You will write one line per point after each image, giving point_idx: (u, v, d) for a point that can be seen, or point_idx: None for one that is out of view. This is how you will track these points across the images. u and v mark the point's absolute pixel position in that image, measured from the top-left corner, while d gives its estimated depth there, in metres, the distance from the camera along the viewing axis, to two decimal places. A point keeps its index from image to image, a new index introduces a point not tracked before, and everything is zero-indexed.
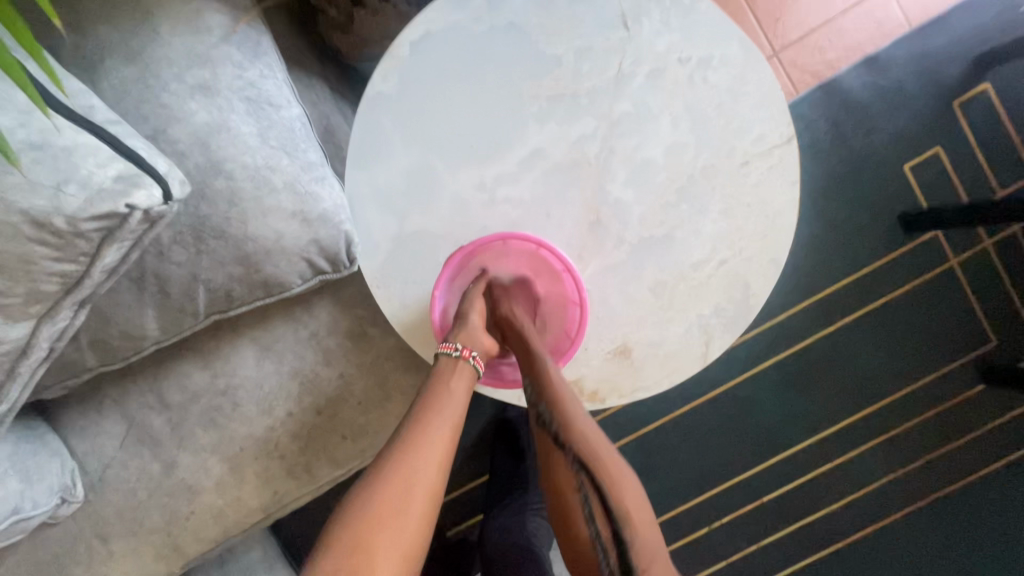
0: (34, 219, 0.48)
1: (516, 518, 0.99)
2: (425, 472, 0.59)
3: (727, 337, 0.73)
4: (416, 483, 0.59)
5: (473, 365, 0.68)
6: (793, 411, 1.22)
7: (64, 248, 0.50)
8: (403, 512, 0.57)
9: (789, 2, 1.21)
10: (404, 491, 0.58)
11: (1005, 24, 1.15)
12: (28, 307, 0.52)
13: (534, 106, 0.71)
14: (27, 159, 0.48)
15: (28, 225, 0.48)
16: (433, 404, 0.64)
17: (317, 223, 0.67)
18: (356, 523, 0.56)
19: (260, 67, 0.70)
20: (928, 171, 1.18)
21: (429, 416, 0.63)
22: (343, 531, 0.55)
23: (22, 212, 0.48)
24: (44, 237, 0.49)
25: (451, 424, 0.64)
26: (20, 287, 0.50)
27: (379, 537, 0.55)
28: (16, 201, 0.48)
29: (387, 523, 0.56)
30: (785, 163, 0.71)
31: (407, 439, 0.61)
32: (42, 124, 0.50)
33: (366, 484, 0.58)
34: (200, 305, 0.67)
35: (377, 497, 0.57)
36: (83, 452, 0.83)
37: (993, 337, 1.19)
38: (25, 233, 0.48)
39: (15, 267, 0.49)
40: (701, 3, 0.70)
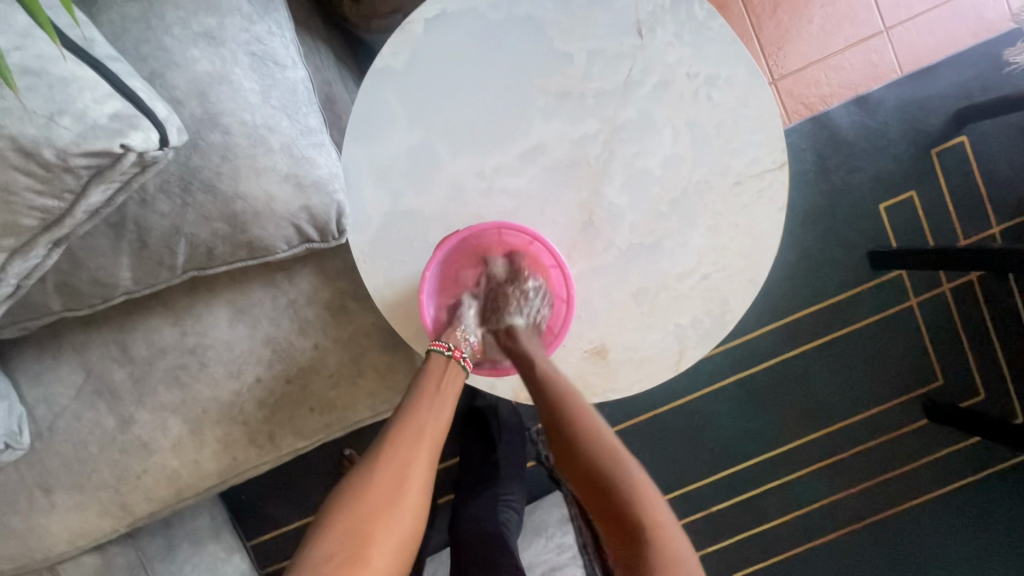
0: (22, 148, 0.46)
1: (489, 507, 1.01)
2: (417, 469, 0.64)
3: (701, 349, 0.75)
4: (409, 479, 0.63)
5: (462, 364, 0.72)
6: (749, 428, 1.27)
7: (48, 184, 0.48)
8: (397, 506, 0.62)
9: (792, 33, 1.25)
10: (396, 486, 0.62)
11: (987, 82, 1.21)
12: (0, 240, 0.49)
13: (541, 101, 0.72)
14: (22, 84, 0.46)
15: (16, 154, 0.46)
16: (421, 403, 0.68)
17: (310, 189, 0.65)
18: (355, 517, 0.60)
19: (269, 23, 0.68)
20: (901, 213, 1.24)
21: (416, 414, 0.67)
22: (340, 522, 0.60)
23: (11, 139, 0.46)
24: (30, 167, 0.47)
25: (439, 427, 0.68)
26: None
27: (374, 529, 0.60)
28: (5, 126, 0.46)
29: (381, 513, 0.61)
30: (775, 189, 0.73)
31: (396, 439, 0.65)
32: (39, 50, 0.47)
33: (359, 480, 0.63)
34: (179, 259, 0.65)
35: (371, 492, 0.62)
36: (33, 398, 0.80)
37: (941, 376, 1.26)
38: (11, 161, 0.46)
39: None
40: (715, 22, 0.71)
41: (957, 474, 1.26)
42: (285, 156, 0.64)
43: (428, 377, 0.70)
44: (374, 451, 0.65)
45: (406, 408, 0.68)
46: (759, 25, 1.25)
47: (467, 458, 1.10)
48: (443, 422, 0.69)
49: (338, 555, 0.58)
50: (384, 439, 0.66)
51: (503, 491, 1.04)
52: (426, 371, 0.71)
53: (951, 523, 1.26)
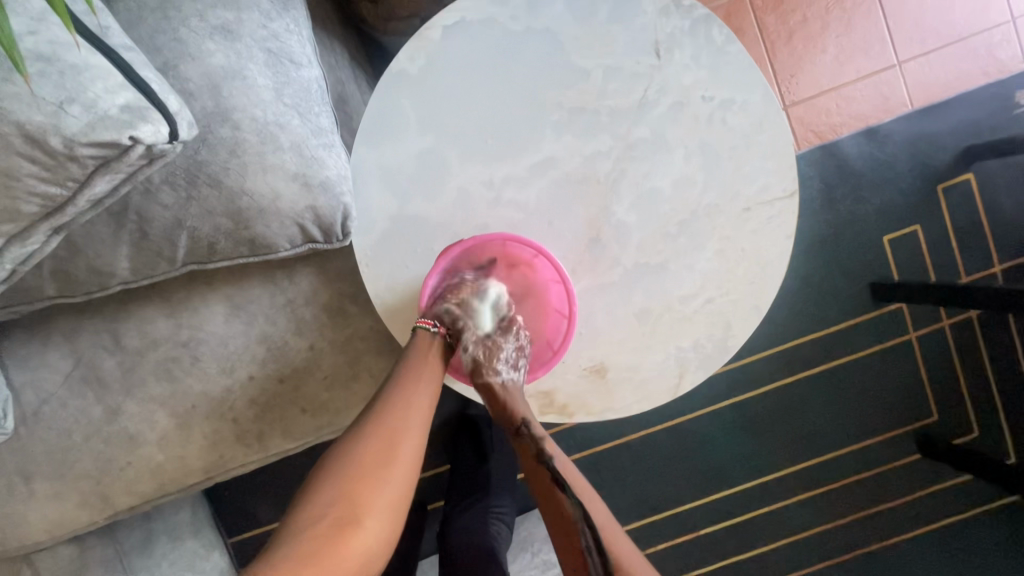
0: (28, 134, 0.45)
1: (481, 519, 0.99)
2: (407, 435, 0.65)
3: (701, 372, 0.74)
4: (398, 448, 0.64)
5: (448, 343, 0.72)
6: (742, 453, 1.26)
7: (53, 171, 0.47)
8: (387, 471, 0.62)
9: (806, 61, 1.25)
10: (385, 453, 0.63)
11: (996, 122, 1.22)
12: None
13: (555, 115, 0.71)
14: (32, 69, 0.45)
15: (19, 138, 0.45)
16: (413, 372, 0.69)
17: (317, 189, 0.64)
18: (346, 480, 0.61)
19: (287, 21, 0.68)
20: (904, 246, 1.24)
21: (409, 383, 0.68)
22: (329, 488, 0.60)
23: (16, 124, 0.45)
24: (34, 154, 0.46)
25: (430, 394, 0.69)
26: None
27: (364, 492, 0.61)
28: (12, 111, 0.45)
29: (370, 479, 0.61)
30: (784, 216, 0.73)
31: (386, 407, 0.66)
32: (52, 35, 0.46)
33: (351, 445, 0.63)
34: (179, 252, 0.64)
35: (362, 456, 0.62)
36: (20, 383, 0.79)
37: (935, 411, 1.26)
38: (15, 147, 0.45)
39: None
40: (733, 47, 0.71)
41: (947, 511, 1.26)
42: (294, 154, 0.63)
43: (418, 351, 0.70)
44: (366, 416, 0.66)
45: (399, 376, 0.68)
46: (774, 51, 1.25)
47: (457, 467, 1.08)
48: (433, 395, 0.69)
49: (328, 519, 0.58)
50: (374, 410, 0.66)
51: (494, 504, 1.03)
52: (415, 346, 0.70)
53: (939, 560, 1.25)
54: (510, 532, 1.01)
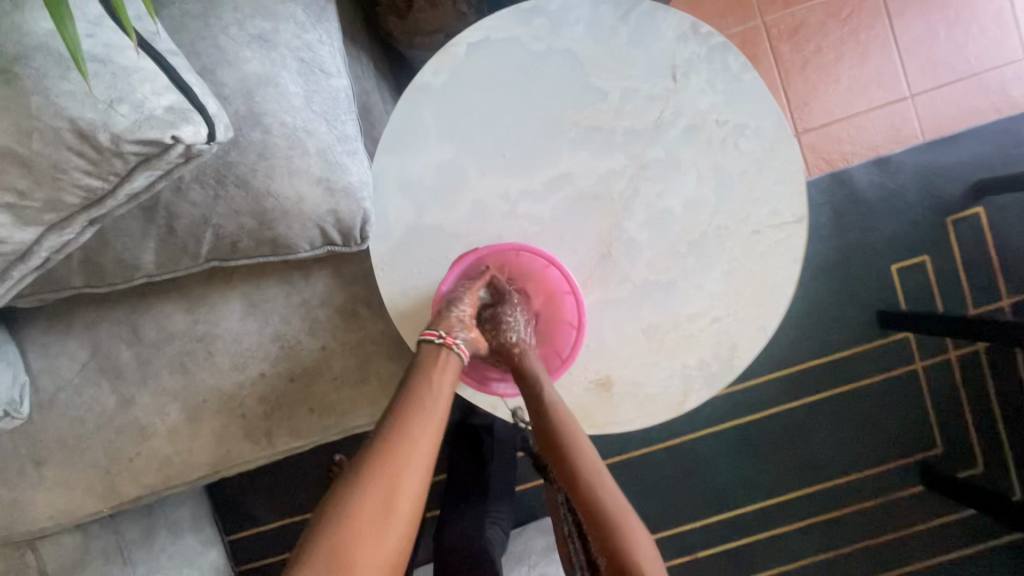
0: (78, 129, 0.47)
1: (476, 521, 1.00)
2: (407, 478, 0.63)
3: (705, 391, 0.75)
4: (398, 494, 0.62)
5: (457, 352, 0.70)
6: (743, 476, 1.25)
7: (98, 165, 0.49)
8: (386, 521, 0.61)
9: (819, 90, 1.27)
10: (386, 494, 0.62)
11: (1007, 157, 1.23)
12: (42, 215, 0.50)
13: (572, 132, 0.73)
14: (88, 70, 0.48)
15: (71, 134, 0.47)
16: (416, 407, 0.67)
17: (340, 194, 0.66)
18: (343, 533, 0.59)
19: (320, 33, 0.71)
20: (912, 276, 1.25)
21: (412, 420, 0.66)
22: (328, 535, 0.59)
23: (69, 120, 0.47)
24: (82, 149, 0.48)
25: (433, 429, 0.67)
26: (42, 191, 0.49)
27: (362, 545, 0.59)
28: (66, 107, 0.47)
29: (372, 523, 0.60)
30: (793, 241, 0.74)
31: (388, 448, 0.64)
32: (109, 39, 0.49)
33: (349, 490, 0.61)
34: (203, 249, 0.66)
35: (359, 505, 0.60)
36: (39, 368, 0.81)
37: (940, 444, 1.25)
38: (66, 141, 0.47)
39: (44, 171, 0.48)
40: (748, 74, 0.73)
41: (947, 546, 1.24)
42: (319, 160, 0.65)
43: (423, 373, 0.69)
44: (366, 457, 0.64)
45: (402, 411, 0.66)
46: (787, 79, 1.28)
47: (456, 472, 1.08)
48: (437, 430, 0.67)
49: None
50: (374, 450, 0.64)
51: (491, 508, 1.03)
52: (421, 368, 0.69)
53: None
54: (505, 538, 1.00)
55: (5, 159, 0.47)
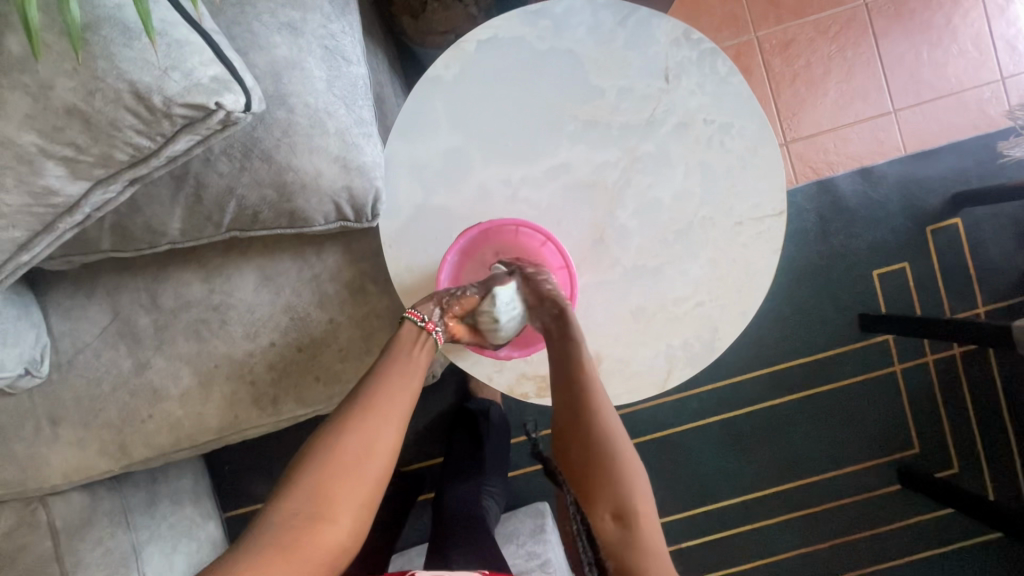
0: (136, 91, 0.53)
1: (472, 495, 1.05)
2: (384, 431, 0.67)
3: (687, 370, 0.80)
4: (375, 445, 0.66)
5: (434, 339, 0.75)
6: (727, 469, 1.30)
7: (149, 125, 0.54)
8: (362, 468, 0.65)
9: (807, 102, 1.34)
10: (360, 447, 0.66)
11: (984, 171, 1.30)
12: (93, 169, 0.56)
13: (571, 125, 0.79)
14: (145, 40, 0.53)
15: (129, 95, 0.53)
16: (394, 367, 0.72)
17: (354, 172, 0.72)
18: (321, 474, 0.63)
19: (343, 24, 0.77)
20: (893, 281, 1.30)
21: (391, 378, 0.71)
22: (307, 480, 0.63)
23: (129, 82, 0.52)
24: (138, 109, 0.53)
25: (410, 389, 0.71)
26: (97, 147, 0.54)
27: (337, 487, 0.63)
28: (127, 71, 0.52)
29: (349, 474, 0.64)
30: (772, 233, 0.80)
31: (369, 401, 0.68)
32: (163, 15, 0.55)
33: (330, 437, 0.66)
34: (226, 218, 0.72)
35: (337, 451, 0.65)
36: (61, 331, 0.86)
37: (917, 445, 1.30)
38: (124, 102, 0.53)
39: (102, 128, 0.53)
40: (734, 78, 0.80)
41: (922, 544, 1.29)
42: (337, 139, 0.71)
43: (404, 343, 0.74)
44: (347, 409, 0.68)
45: (384, 369, 0.71)
46: (778, 91, 1.35)
47: (453, 452, 1.12)
48: (414, 390, 0.72)
49: (300, 514, 0.61)
50: (356, 402, 0.69)
51: (487, 482, 1.08)
52: (401, 339, 0.74)
53: None
54: (498, 511, 1.06)
55: (68, 116, 0.53)
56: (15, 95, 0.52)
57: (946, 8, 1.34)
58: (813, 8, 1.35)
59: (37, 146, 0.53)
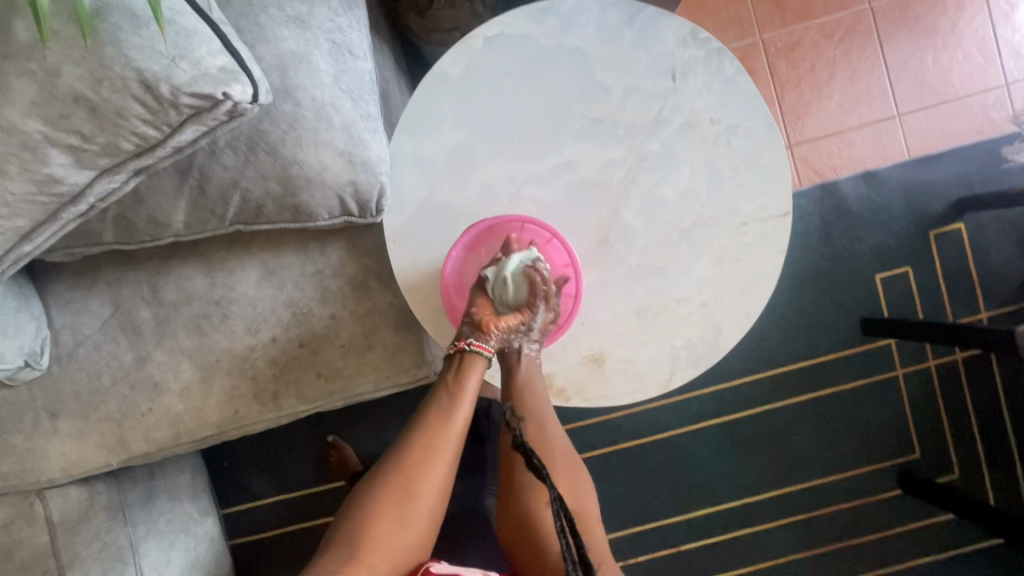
0: (144, 80, 0.52)
1: (473, 495, 1.02)
2: (426, 479, 0.72)
3: (691, 370, 0.80)
4: (416, 493, 0.71)
5: (475, 352, 0.75)
6: (727, 472, 1.30)
7: (155, 114, 0.54)
8: (405, 515, 0.70)
9: (812, 105, 1.34)
10: (402, 506, 0.70)
11: (988, 177, 1.30)
12: (98, 159, 0.55)
13: (577, 123, 0.79)
14: (154, 30, 0.53)
15: (136, 84, 0.52)
16: (439, 413, 0.75)
17: (360, 167, 0.72)
18: (368, 520, 0.69)
19: (350, 19, 0.77)
20: (896, 286, 1.30)
21: (434, 425, 0.74)
22: (355, 523, 0.70)
23: (136, 71, 0.52)
24: (144, 98, 0.53)
25: (453, 438, 0.74)
26: (103, 136, 0.54)
27: (381, 533, 0.69)
28: (134, 59, 0.52)
29: (392, 519, 0.70)
30: (777, 234, 0.79)
31: (413, 450, 0.73)
32: (172, 4, 0.54)
33: (376, 484, 0.71)
34: (230, 211, 0.71)
35: (381, 499, 0.70)
36: (61, 324, 0.86)
37: (918, 450, 1.30)
38: (131, 90, 0.52)
39: (108, 116, 0.53)
40: (741, 78, 0.80)
41: (922, 549, 1.28)
42: (343, 134, 0.71)
43: (448, 384, 0.76)
44: (393, 456, 0.73)
45: (429, 416, 0.75)
46: (782, 93, 1.35)
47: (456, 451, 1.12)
48: (458, 437, 0.75)
49: (347, 556, 0.68)
50: (400, 450, 0.73)
51: (488, 481, 1.05)
52: (443, 388, 0.76)
53: None
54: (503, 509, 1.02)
55: (75, 104, 0.52)
56: (21, 81, 0.51)
57: (951, 13, 1.34)
58: (818, 11, 1.35)
59: (42, 134, 0.53)
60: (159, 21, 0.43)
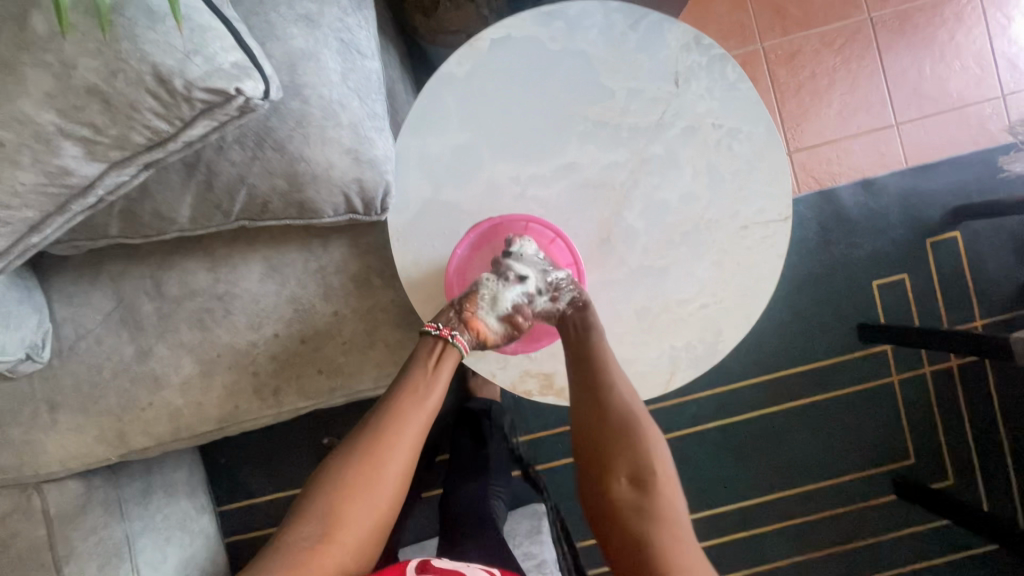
0: (158, 74, 0.53)
1: (479, 493, 1.05)
2: (395, 453, 0.68)
3: (690, 371, 0.81)
4: (384, 468, 0.68)
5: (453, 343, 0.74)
6: (723, 476, 1.30)
7: (168, 109, 0.55)
8: (371, 490, 0.67)
9: (811, 113, 1.36)
10: (370, 483, 0.67)
11: (983, 186, 1.31)
12: (110, 151, 0.56)
13: (581, 125, 0.80)
14: (169, 24, 0.54)
15: (150, 77, 0.53)
16: (411, 386, 0.72)
17: (366, 165, 0.72)
18: (334, 494, 0.66)
19: (358, 19, 0.78)
20: (892, 292, 1.31)
21: (405, 398, 0.71)
22: (320, 497, 0.66)
23: (151, 65, 0.53)
24: (158, 92, 0.54)
25: (424, 412, 0.72)
26: (116, 129, 0.55)
27: (346, 508, 0.66)
28: (149, 53, 0.53)
29: (358, 494, 0.66)
30: (777, 237, 0.80)
31: (383, 422, 0.70)
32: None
33: (345, 457, 0.68)
34: (236, 206, 0.72)
35: (349, 472, 0.67)
36: (63, 317, 0.86)
37: (912, 456, 1.31)
38: (145, 83, 0.53)
39: (122, 109, 0.54)
40: (743, 84, 0.81)
41: (915, 554, 1.29)
42: (350, 132, 0.72)
43: (423, 358, 0.74)
44: (362, 429, 0.70)
45: (400, 388, 0.72)
46: (783, 101, 1.36)
47: (456, 451, 1.13)
48: (429, 411, 0.72)
49: (311, 530, 0.64)
50: (371, 422, 0.70)
51: (493, 482, 1.09)
52: (418, 365, 0.74)
53: None
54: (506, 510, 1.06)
55: (89, 96, 0.53)
56: (36, 73, 0.52)
57: (949, 24, 1.36)
58: (819, 20, 1.37)
59: (55, 126, 0.53)
60: (176, 17, 0.44)
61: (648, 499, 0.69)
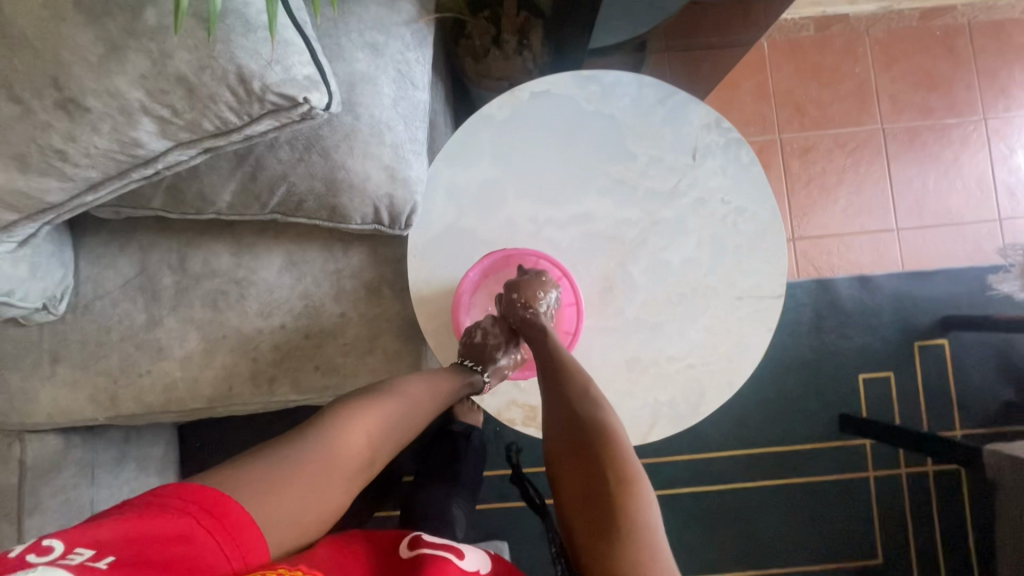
0: (241, 74, 0.60)
1: (443, 500, 1.07)
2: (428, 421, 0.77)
3: (669, 427, 0.84)
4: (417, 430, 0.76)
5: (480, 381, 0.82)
6: (690, 543, 1.30)
7: (241, 104, 0.61)
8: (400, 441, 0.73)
9: (818, 205, 1.44)
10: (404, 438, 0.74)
11: (974, 300, 1.37)
12: (179, 132, 0.62)
13: (601, 180, 0.86)
14: (258, 34, 0.60)
15: (233, 76, 0.60)
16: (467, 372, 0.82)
17: (399, 182, 0.78)
18: (382, 433, 0.70)
19: (419, 54, 0.86)
20: (877, 388, 1.35)
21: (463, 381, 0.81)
22: (374, 431, 0.69)
23: (236, 65, 0.59)
24: (236, 90, 0.60)
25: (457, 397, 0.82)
26: (191, 114, 0.61)
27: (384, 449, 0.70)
28: (236, 56, 0.59)
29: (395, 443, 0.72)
30: (768, 313, 0.85)
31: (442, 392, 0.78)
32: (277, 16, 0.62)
33: (405, 404, 0.73)
34: (273, 200, 0.77)
35: (404, 421, 0.72)
36: (86, 276, 0.90)
37: (880, 555, 1.30)
38: (226, 80, 0.60)
39: (201, 99, 0.60)
40: (754, 168, 0.87)
41: None
42: (391, 151, 0.78)
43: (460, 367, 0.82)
44: (426, 387, 0.76)
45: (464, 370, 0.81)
46: (792, 190, 1.45)
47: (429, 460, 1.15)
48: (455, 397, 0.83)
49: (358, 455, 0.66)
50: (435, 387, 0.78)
51: (459, 493, 1.10)
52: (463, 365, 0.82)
53: None
54: (468, 520, 1.07)
55: (176, 83, 0.60)
56: (135, 55, 0.58)
57: (955, 145, 1.45)
58: (835, 122, 1.46)
59: (139, 102, 0.59)
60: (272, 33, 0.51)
61: (606, 518, 0.58)
